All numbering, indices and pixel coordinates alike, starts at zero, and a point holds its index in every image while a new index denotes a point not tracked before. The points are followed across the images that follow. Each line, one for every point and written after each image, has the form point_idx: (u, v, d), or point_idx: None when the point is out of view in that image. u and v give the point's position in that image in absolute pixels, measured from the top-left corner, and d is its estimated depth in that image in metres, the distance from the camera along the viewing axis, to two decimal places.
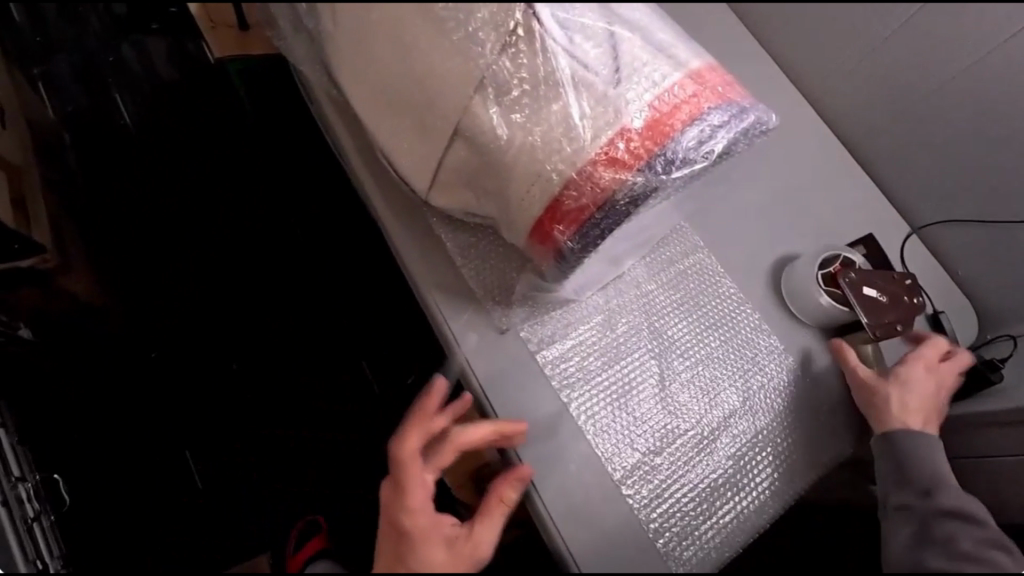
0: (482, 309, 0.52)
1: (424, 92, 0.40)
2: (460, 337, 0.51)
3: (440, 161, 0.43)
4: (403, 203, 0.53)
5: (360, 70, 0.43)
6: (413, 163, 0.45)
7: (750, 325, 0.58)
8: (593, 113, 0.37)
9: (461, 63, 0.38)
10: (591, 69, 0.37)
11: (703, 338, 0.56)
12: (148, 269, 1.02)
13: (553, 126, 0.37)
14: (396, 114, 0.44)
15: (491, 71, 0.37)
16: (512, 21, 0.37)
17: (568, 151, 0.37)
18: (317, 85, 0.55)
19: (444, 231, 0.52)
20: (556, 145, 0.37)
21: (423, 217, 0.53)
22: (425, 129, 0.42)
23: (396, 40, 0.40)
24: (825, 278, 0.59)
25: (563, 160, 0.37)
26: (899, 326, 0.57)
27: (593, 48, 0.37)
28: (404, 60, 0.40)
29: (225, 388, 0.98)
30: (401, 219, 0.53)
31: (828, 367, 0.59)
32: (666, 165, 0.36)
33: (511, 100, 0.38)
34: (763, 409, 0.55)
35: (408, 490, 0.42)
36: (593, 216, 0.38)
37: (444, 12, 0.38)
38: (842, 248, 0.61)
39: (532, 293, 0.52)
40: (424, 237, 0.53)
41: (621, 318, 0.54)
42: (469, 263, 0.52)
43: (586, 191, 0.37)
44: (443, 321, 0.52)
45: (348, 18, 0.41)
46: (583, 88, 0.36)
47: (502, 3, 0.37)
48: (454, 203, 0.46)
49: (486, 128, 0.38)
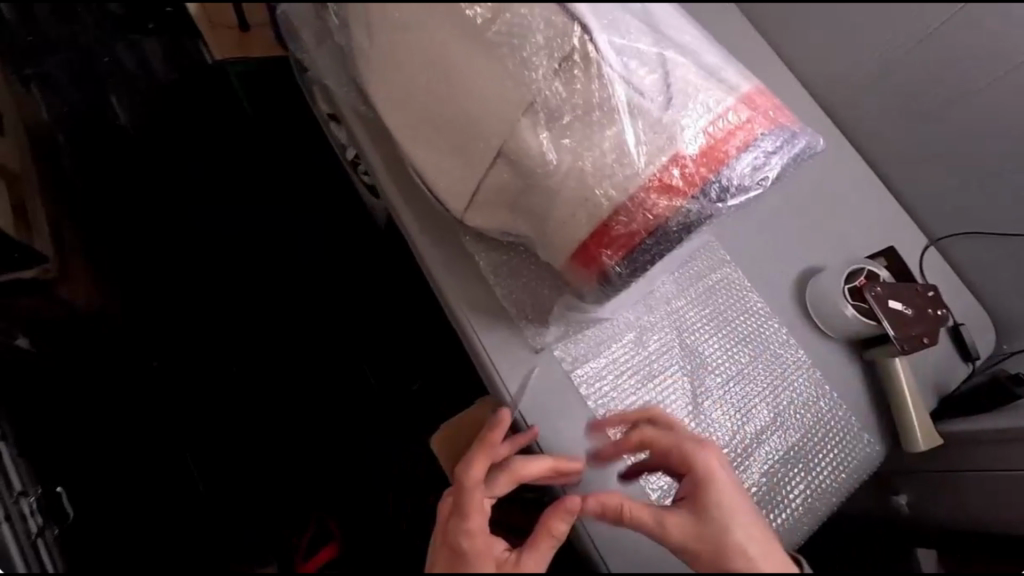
0: (515, 328, 0.51)
1: (469, 115, 0.40)
2: (494, 356, 0.51)
3: (480, 183, 0.42)
4: (433, 220, 0.52)
5: (400, 88, 0.42)
6: (450, 182, 0.44)
7: (778, 340, 0.58)
8: (649, 139, 0.37)
9: (511, 87, 0.38)
10: (646, 96, 0.37)
11: (733, 354, 0.56)
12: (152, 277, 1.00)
13: (605, 152, 0.37)
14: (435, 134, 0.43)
15: (544, 97, 0.37)
16: (565, 45, 0.37)
17: (619, 177, 0.37)
18: (343, 99, 0.54)
19: (476, 249, 0.51)
20: (608, 170, 0.37)
21: (454, 235, 0.52)
22: (466, 150, 0.42)
23: (444, 61, 0.39)
24: (851, 292, 0.59)
25: (614, 186, 0.37)
26: (926, 339, 0.58)
27: (648, 76, 0.37)
28: (449, 82, 0.40)
29: (234, 398, 0.96)
30: (432, 236, 0.52)
31: (852, 380, 0.59)
32: (722, 192, 0.37)
33: (562, 125, 0.37)
34: (794, 425, 0.56)
35: (467, 511, 0.40)
36: (643, 241, 0.38)
37: (496, 36, 0.37)
38: (866, 262, 0.61)
39: (567, 312, 0.51)
40: (456, 256, 0.52)
41: (653, 336, 0.54)
42: (502, 281, 0.51)
43: (638, 217, 0.37)
44: (477, 342, 0.51)
45: (389, 36, 0.41)
46: (639, 116, 0.37)
47: (556, 28, 0.37)
48: (490, 223, 0.46)
49: (536, 152, 0.38)
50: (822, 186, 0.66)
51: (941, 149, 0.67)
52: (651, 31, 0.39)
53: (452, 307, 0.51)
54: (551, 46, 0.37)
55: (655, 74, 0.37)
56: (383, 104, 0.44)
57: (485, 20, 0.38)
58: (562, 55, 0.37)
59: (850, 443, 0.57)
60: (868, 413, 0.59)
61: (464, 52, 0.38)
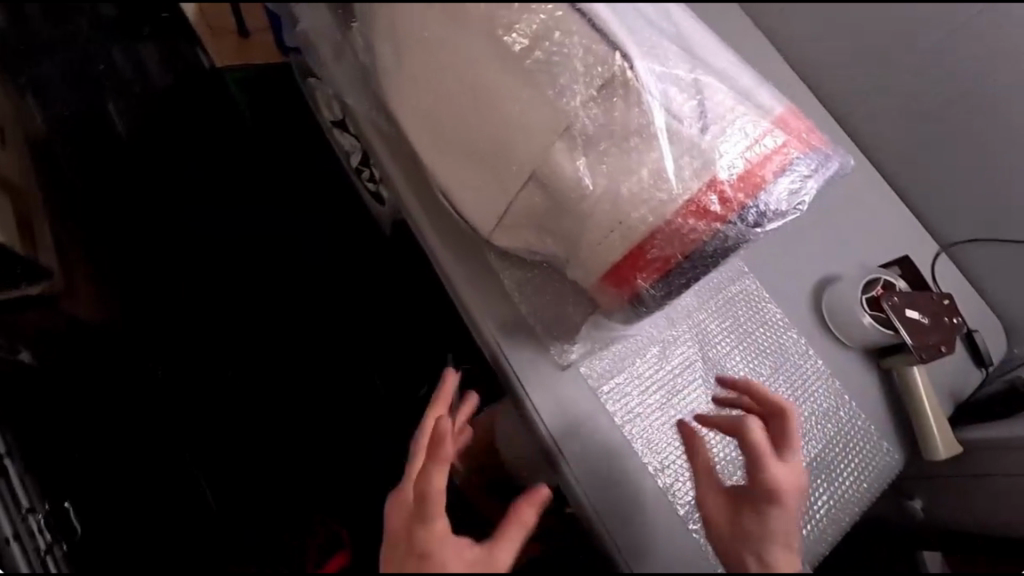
0: (541, 346, 0.51)
1: (503, 138, 0.40)
2: (521, 374, 0.51)
3: (510, 205, 0.42)
4: (457, 237, 0.52)
5: (430, 109, 0.42)
6: (479, 203, 0.44)
7: (797, 351, 0.59)
8: (686, 165, 0.37)
9: (548, 112, 0.38)
10: (682, 122, 0.38)
11: (754, 366, 0.57)
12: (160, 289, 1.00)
13: (643, 177, 0.37)
14: (463, 155, 0.43)
15: (581, 122, 0.37)
16: (601, 70, 0.37)
17: (656, 202, 0.37)
18: (364, 115, 0.53)
19: (501, 267, 0.51)
20: (645, 195, 0.37)
21: (479, 253, 0.52)
22: (497, 172, 0.41)
23: (481, 86, 0.39)
24: (869, 301, 0.60)
25: (651, 210, 0.37)
26: (943, 347, 0.58)
27: (686, 102, 0.38)
28: (483, 105, 0.40)
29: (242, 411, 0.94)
30: (457, 255, 0.52)
31: (870, 388, 0.60)
32: (757, 216, 0.39)
33: (599, 150, 0.38)
34: (817, 436, 0.56)
35: (425, 515, 0.40)
36: (679, 264, 0.39)
37: (533, 63, 0.38)
38: (882, 271, 0.62)
39: (593, 329, 0.51)
40: (480, 274, 0.52)
41: (675, 350, 0.55)
42: (527, 299, 0.51)
43: (675, 242, 0.38)
44: (504, 359, 0.51)
45: (421, 59, 0.41)
46: (677, 142, 0.37)
47: (595, 54, 0.37)
48: (518, 243, 0.45)
49: (572, 177, 0.38)
50: (836, 195, 0.67)
51: (951, 157, 0.68)
52: (686, 57, 0.39)
53: (478, 326, 0.51)
54: (589, 71, 0.37)
55: (693, 101, 0.38)
56: (411, 125, 0.44)
57: (523, 47, 0.38)
58: (601, 80, 0.37)
59: (870, 451, 0.58)
60: (886, 421, 0.60)
61: (501, 76, 0.39)
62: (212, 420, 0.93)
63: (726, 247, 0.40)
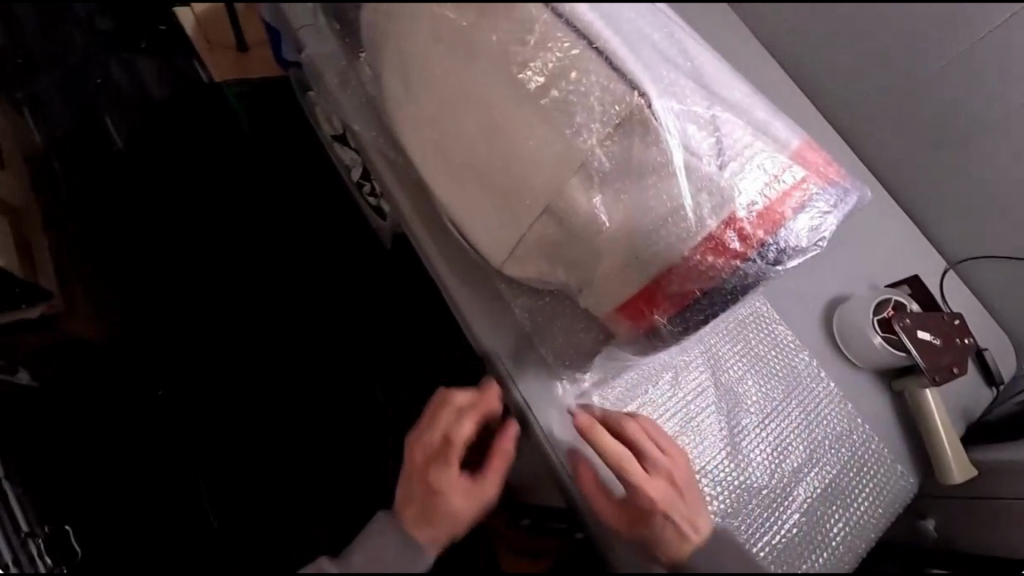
0: (552, 374, 0.51)
1: (516, 173, 0.39)
2: (532, 403, 0.50)
3: (523, 238, 0.42)
4: (468, 264, 0.52)
5: (439, 140, 0.41)
6: (490, 236, 0.43)
7: (810, 373, 0.58)
8: (703, 201, 0.37)
9: (562, 148, 0.38)
10: (700, 157, 0.37)
11: (767, 390, 0.56)
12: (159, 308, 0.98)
13: (661, 213, 0.37)
14: (472, 187, 0.42)
15: (594, 159, 0.37)
16: (616, 104, 0.37)
17: (672, 237, 0.37)
18: (369, 141, 0.53)
19: (512, 296, 0.50)
20: (662, 230, 0.37)
21: (488, 280, 0.52)
22: (508, 204, 0.41)
23: (494, 121, 0.39)
24: (879, 322, 0.59)
25: (667, 245, 0.37)
26: (956, 369, 0.58)
27: (705, 138, 0.37)
28: (495, 139, 0.39)
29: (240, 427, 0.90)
30: (468, 282, 0.52)
31: (882, 410, 0.60)
32: (775, 253, 0.39)
33: (614, 186, 0.37)
34: (830, 459, 0.56)
35: (447, 451, 0.44)
36: (697, 300, 0.40)
37: (548, 102, 0.38)
38: (892, 292, 0.61)
39: (606, 358, 0.51)
40: (489, 303, 0.52)
41: (687, 375, 0.54)
42: (539, 328, 0.51)
43: (694, 278, 0.38)
44: (515, 390, 0.50)
45: (433, 94, 0.40)
46: (695, 179, 0.37)
47: (611, 92, 0.37)
48: (530, 275, 0.44)
49: (586, 212, 0.38)
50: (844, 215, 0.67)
51: (959, 174, 0.67)
52: (704, 91, 0.39)
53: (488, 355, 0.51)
54: (602, 104, 0.37)
55: (711, 137, 0.38)
56: (420, 154, 0.44)
57: (538, 85, 0.38)
58: (616, 113, 0.37)
59: (883, 475, 0.57)
60: (898, 444, 0.59)
61: (514, 111, 0.38)
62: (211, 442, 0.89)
63: (746, 282, 0.40)
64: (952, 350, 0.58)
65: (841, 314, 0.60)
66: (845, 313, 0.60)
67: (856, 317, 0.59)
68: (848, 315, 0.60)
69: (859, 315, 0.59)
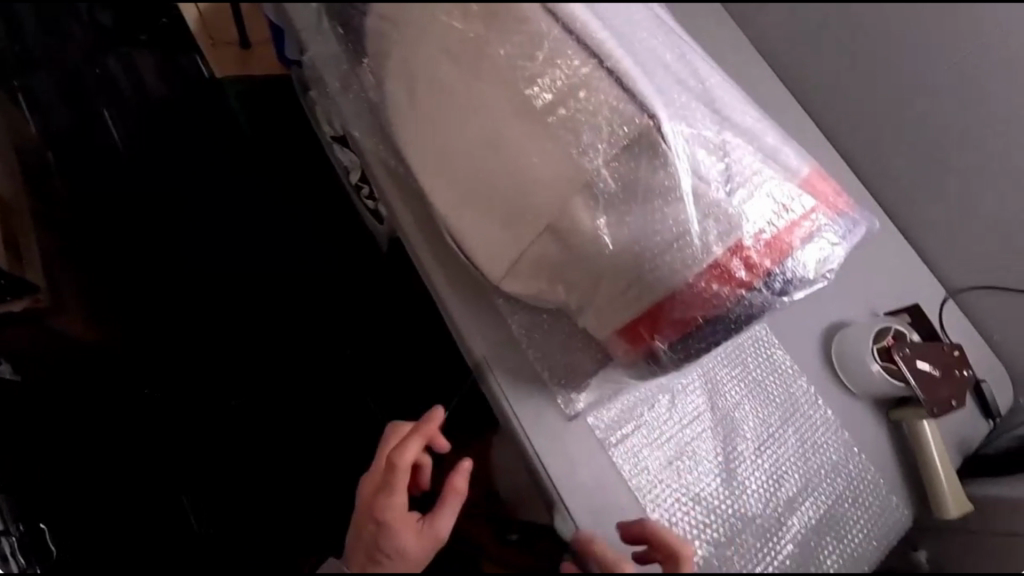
0: (547, 394, 0.50)
1: (518, 190, 0.38)
2: (525, 423, 0.49)
3: (521, 256, 0.41)
4: (465, 277, 0.51)
5: (441, 157, 0.41)
6: (488, 252, 0.42)
7: (806, 400, 0.57)
8: (709, 226, 0.36)
9: (565, 167, 0.37)
10: (708, 182, 0.37)
11: (763, 416, 0.55)
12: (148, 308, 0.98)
13: (667, 237, 0.36)
14: (472, 201, 0.41)
15: (598, 180, 0.36)
16: (623, 123, 0.36)
17: (676, 262, 0.36)
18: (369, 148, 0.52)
19: (509, 311, 0.49)
20: (667, 254, 0.36)
21: (485, 294, 0.51)
22: (509, 223, 0.40)
23: (496, 139, 0.38)
24: (879, 351, 0.59)
25: (671, 269, 0.36)
26: (955, 402, 0.57)
27: (714, 163, 0.37)
28: (498, 154, 0.38)
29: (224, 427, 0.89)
30: (464, 296, 0.51)
31: (877, 439, 0.59)
32: (781, 284, 0.38)
33: (618, 207, 0.36)
34: (825, 488, 0.55)
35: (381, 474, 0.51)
36: (699, 327, 0.38)
37: (554, 120, 0.37)
38: (892, 320, 0.61)
39: (603, 380, 0.50)
40: (485, 319, 0.51)
41: (683, 398, 0.53)
42: (535, 345, 0.49)
43: (697, 304, 0.37)
44: (510, 409, 0.49)
45: (437, 105, 0.40)
46: (703, 204, 0.36)
47: (619, 111, 0.36)
48: (527, 292, 0.43)
49: (588, 233, 0.37)
50: None
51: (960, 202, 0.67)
52: (716, 114, 0.38)
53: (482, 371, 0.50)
54: (609, 120, 0.36)
55: (722, 163, 0.37)
56: (421, 167, 0.43)
57: (545, 102, 0.37)
58: (621, 131, 0.36)
59: (879, 507, 0.56)
60: (894, 474, 0.58)
61: (522, 126, 0.37)
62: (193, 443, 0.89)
63: (750, 310, 0.39)
64: (953, 382, 0.57)
65: (841, 341, 0.60)
66: (844, 339, 0.59)
67: (855, 345, 0.59)
68: (847, 342, 0.59)
69: (858, 343, 0.59)
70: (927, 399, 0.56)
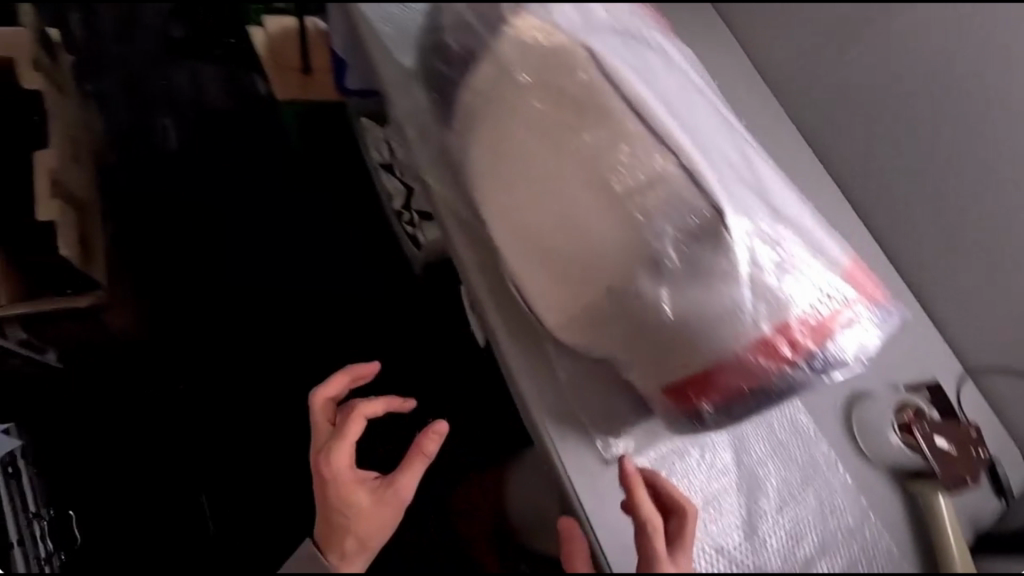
0: (587, 436, 0.53)
1: (590, 259, 0.43)
2: (567, 462, 0.53)
3: (581, 312, 0.46)
4: (520, 320, 0.55)
5: (519, 219, 0.46)
6: (551, 305, 0.47)
7: (827, 463, 0.60)
8: (757, 306, 0.41)
9: (632, 241, 0.42)
10: (761, 269, 0.41)
11: (785, 476, 0.58)
12: (195, 321, 1.14)
13: (721, 313, 0.41)
14: (541, 260, 0.46)
15: (660, 259, 0.41)
16: (693, 214, 0.41)
17: (725, 335, 0.41)
18: (437, 193, 0.58)
19: (559, 356, 0.54)
20: (719, 327, 0.41)
21: (537, 336, 0.55)
22: (579, 284, 0.45)
23: (575, 212, 0.43)
24: (899, 423, 0.63)
25: (720, 341, 0.41)
26: (968, 478, 0.61)
27: (767, 252, 0.41)
28: (574, 224, 0.43)
29: (254, 423, 1.09)
30: (518, 335, 0.55)
31: (893, 511, 0.60)
32: (822, 362, 0.42)
33: (675, 280, 0.41)
34: (843, 552, 0.57)
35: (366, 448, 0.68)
36: (742, 394, 0.42)
37: (630, 203, 0.42)
38: (912, 394, 0.65)
39: (641, 428, 0.54)
40: (536, 361, 0.55)
41: (714, 453, 0.57)
42: (578, 388, 0.54)
43: (742, 374, 0.41)
44: (554, 448, 0.53)
45: (520, 176, 0.45)
46: (755, 288, 0.40)
47: (687, 203, 0.41)
48: (584, 342, 0.48)
49: (650, 300, 0.42)
50: None
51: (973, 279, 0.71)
52: (771, 209, 0.43)
53: (529, 410, 0.54)
54: (683, 211, 0.41)
55: (775, 253, 0.41)
56: (498, 225, 0.48)
57: (623, 189, 0.42)
58: (690, 219, 0.41)
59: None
60: (913, 549, 0.59)
61: (600, 204, 0.42)
62: (230, 436, 1.08)
63: (792, 387, 0.43)
64: (968, 460, 0.62)
65: (861, 408, 0.63)
66: (864, 408, 0.63)
67: (872, 414, 0.63)
68: (867, 411, 0.63)
69: (875, 411, 0.63)
70: (944, 474, 0.61)
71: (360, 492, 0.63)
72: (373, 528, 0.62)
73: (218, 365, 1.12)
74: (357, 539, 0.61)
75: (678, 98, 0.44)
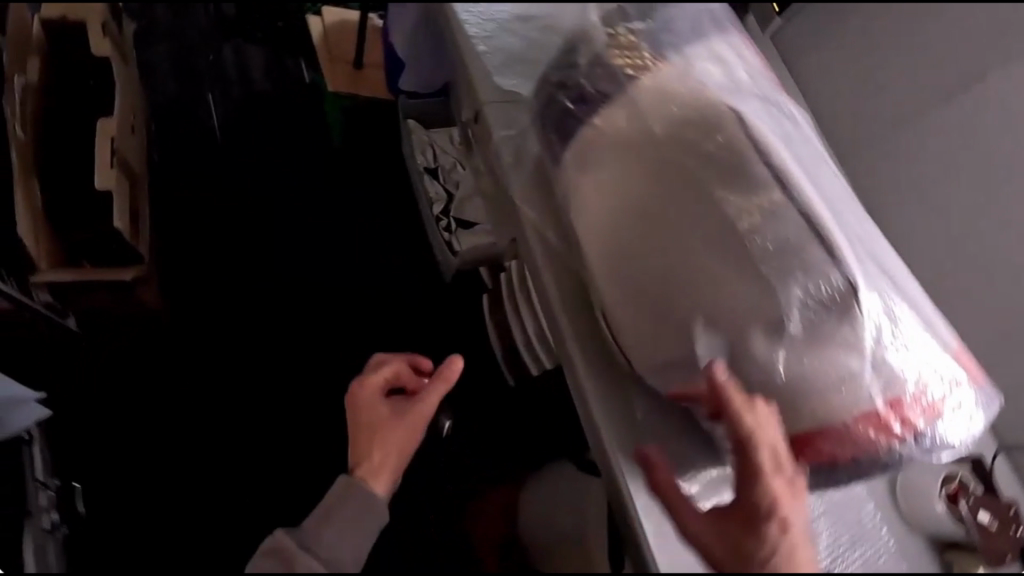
0: None
1: (700, 316, 0.48)
2: (642, 514, 0.51)
3: (677, 362, 0.50)
4: (606, 357, 0.57)
5: (621, 249, 0.52)
6: (643, 354, 0.51)
7: (872, 527, 0.62)
8: (876, 380, 0.47)
9: (750, 302, 0.47)
10: (881, 347, 0.47)
11: (834, 536, 0.60)
12: (237, 301, 1.22)
13: (842, 380, 0.46)
14: (643, 306, 0.50)
15: (781, 322, 0.47)
16: (794, 278, 0.47)
17: (843, 398, 0.46)
18: (531, 230, 0.60)
19: (639, 400, 0.55)
20: (836, 391, 0.47)
21: (623, 380, 0.56)
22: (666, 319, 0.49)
23: (686, 253, 0.48)
24: (948, 496, 0.64)
25: (837, 404, 0.47)
26: (1008, 558, 0.62)
27: (888, 333, 0.47)
28: (691, 279, 0.48)
29: (277, 405, 1.14)
30: (601, 371, 0.56)
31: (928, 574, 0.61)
32: (923, 441, 0.48)
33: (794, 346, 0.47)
34: None
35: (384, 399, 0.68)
36: (840, 459, 0.47)
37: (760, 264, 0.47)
38: (959, 468, 0.66)
39: (710, 481, 0.54)
40: (603, 387, 0.56)
41: None
42: (647, 431, 0.54)
43: (846, 442, 0.47)
44: (617, 470, 0.53)
45: (648, 229, 0.50)
46: (875, 364, 0.47)
47: (817, 275, 0.47)
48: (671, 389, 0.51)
49: (757, 359, 0.47)
50: None
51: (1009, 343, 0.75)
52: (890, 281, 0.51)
53: (596, 431, 0.54)
54: (788, 274, 0.47)
55: (893, 330, 0.48)
56: (593, 248, 0.53)
57: (757, 253, 0.47)
58: (792, 283, 0.47)
59: None
60: None
61: (713, 251, 0.48)
62: (255, 416, 1.13)
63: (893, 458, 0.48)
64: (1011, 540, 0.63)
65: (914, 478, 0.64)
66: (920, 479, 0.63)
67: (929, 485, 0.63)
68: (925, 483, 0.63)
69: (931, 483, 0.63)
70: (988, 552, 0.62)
71: (381, 412, 0.65)
72: (391, 446, 0.63)
73: (253, 345, 1.18)
74: (377, 457, 0.62)
75: (805, 176, 0.50)
